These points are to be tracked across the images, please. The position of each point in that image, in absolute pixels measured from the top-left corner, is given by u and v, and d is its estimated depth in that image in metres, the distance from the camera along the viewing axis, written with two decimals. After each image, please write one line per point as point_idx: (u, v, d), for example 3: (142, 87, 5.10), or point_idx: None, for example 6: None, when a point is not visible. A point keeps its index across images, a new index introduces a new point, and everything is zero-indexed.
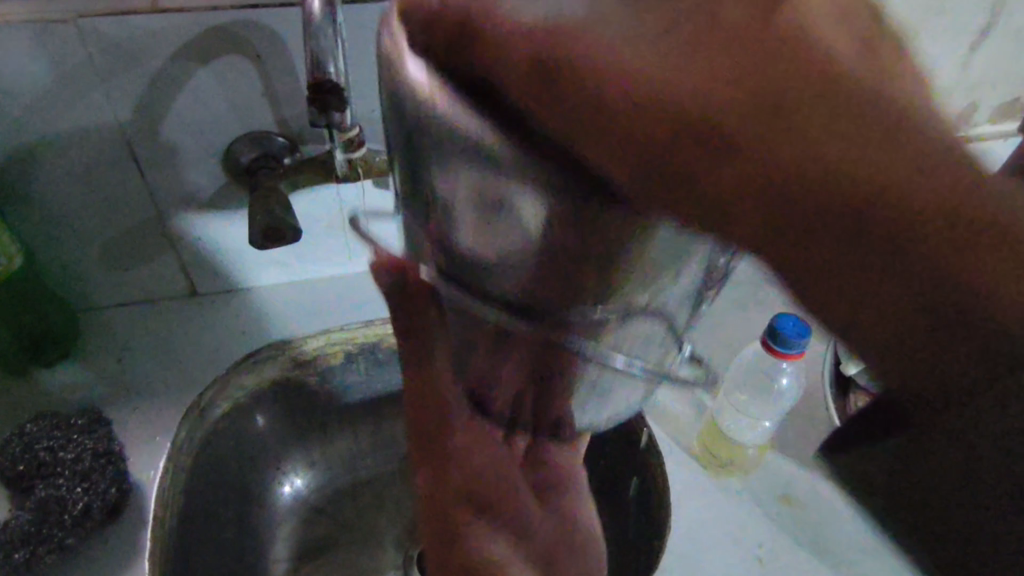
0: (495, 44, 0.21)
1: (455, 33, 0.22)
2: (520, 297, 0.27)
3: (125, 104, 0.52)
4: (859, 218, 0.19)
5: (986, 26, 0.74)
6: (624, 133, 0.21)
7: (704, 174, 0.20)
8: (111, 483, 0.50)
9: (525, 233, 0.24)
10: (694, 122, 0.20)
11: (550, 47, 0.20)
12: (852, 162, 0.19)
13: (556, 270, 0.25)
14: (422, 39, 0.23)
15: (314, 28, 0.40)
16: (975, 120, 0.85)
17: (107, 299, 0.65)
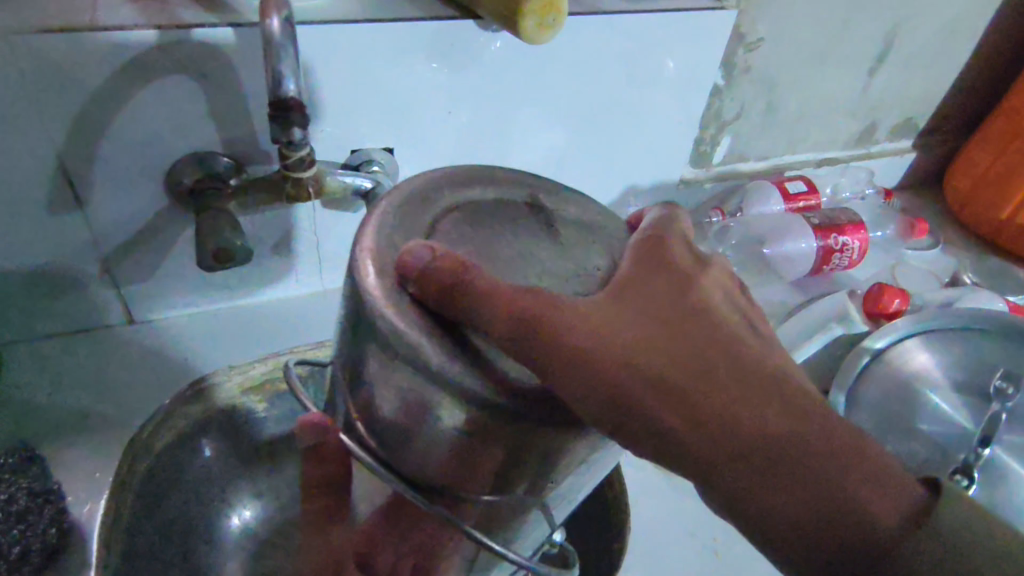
0: (491, 300, 0.31)
1: (448, 288, 0.31)
2: (429, 468, 0.34)
3: (59, 124, 0.50)
4: (742, 452, 0.32)
5: (878, 56, 0.84)
6: (598, 377, 0.32)
7: (647, 404, 0.32)
8: (49, 523, 0.48)
9: (439, 433, 0.32)
10: (637, 372, 0.32)
11: (531, 311, 0.31)
12: (730, 410, 0.33)
13: (456, 459, 0.33)
14: (418, 288, 0.31)
15: (276, 47, 0.41)
16: (875, 138, 0.95)
17: (33, 331, 0.61)
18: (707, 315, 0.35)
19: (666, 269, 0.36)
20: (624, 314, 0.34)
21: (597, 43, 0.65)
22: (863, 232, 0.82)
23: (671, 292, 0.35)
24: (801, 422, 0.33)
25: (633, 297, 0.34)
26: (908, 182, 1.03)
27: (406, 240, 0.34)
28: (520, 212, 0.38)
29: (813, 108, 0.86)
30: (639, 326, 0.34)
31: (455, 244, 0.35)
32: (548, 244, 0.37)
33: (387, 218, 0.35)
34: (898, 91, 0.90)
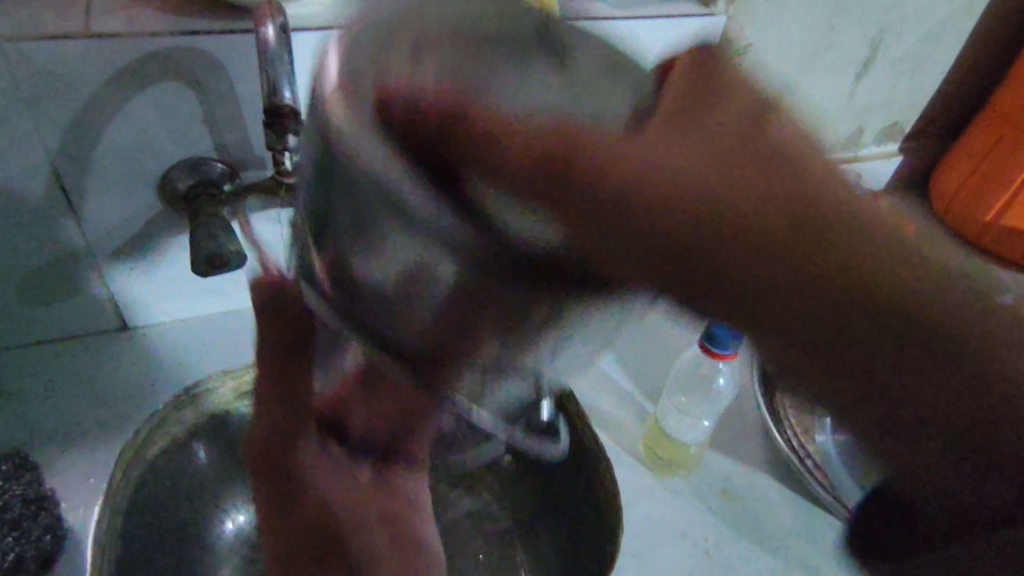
0: (483, 136, 0.24)
1: (440, 125, 0.24)
2: (419, 336, 0.30)
3: (53, 132, 0.50)
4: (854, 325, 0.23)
5: (864, 62, 0.85)
6: (642, 222, 0.22)
7: (728, 262, 0.22)
8: (44, 530, 0.48)
9: (430, 291, 0.28)
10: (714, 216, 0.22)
11: (550, 150, 0.23)
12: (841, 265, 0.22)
13: (454, 319, 0.28)
14: (403, 118, 0.25)
15: (270, 54, 0.41)
16: (862, 142, 0.96)
17: (26, 337, 0.61)
18: (795, 148, 0.25)
19: (720, 95, 0.27)
20: (670, 140, 0.24)
21: None
22: None
23: (738, 117, 0.25)
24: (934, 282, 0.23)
25: (678, 123, 0.24)
26: (893, 185, 1.05)
27: (377, 59, 0.27)
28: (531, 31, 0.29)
29: (801, 112, 0.87)
30: (698, 155, 0.23)
31: (446, 60, 0.26)
32: (565, 75, 0.27)
33: (356, 42, 0.28)
34: (884, 96, 0.91)
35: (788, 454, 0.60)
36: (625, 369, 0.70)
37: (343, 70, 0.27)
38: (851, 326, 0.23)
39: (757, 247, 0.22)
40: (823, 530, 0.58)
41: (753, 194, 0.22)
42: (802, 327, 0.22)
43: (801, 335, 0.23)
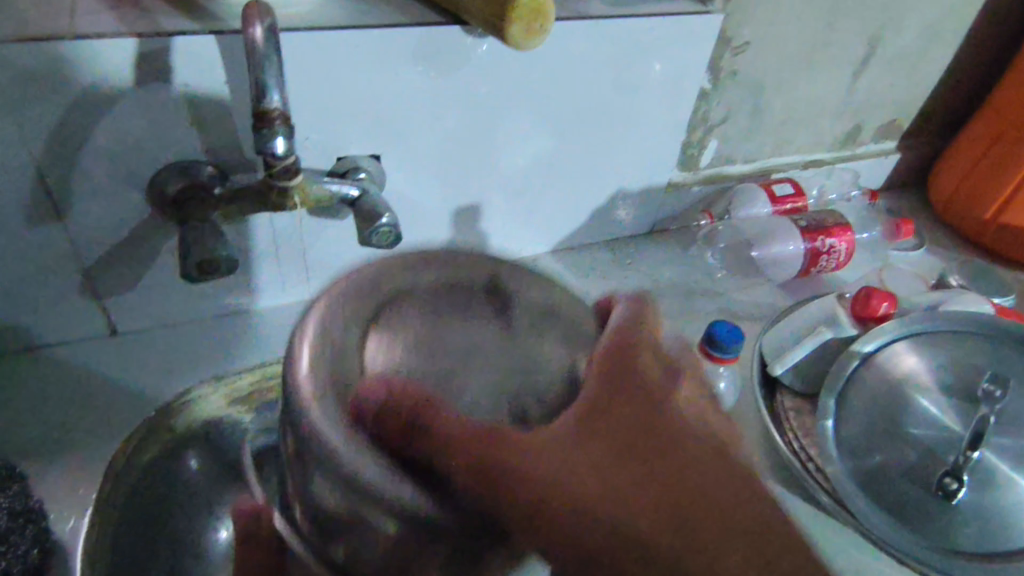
0: (445, 430, 0.32)
1: (399, 424, 0.33)
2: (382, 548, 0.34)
3: (38, 135, 0.49)
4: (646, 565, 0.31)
5: (863, 58, 0.84)
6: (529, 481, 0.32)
7: (555, 514, 0.31)
8: (31, 544, 0.47)
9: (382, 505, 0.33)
10: (576, 489, 0.32)
11: (477, 449, 0.32)
12: (626, 537, 0.31)
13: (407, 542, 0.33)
14: (377, 425, 0.34)
15: (260, 56, 0.40)
16: (860, 140, 0.95)
17: (11, 344, 0.60)
18: (689, 436, 0.35)
19: (636, 377, 0.36)
20: (580, 450, 0.33)
21: (581, 47, 0.65)
22: (849, 234, 0.83)
23: (639, 413, 0.35)
24: (710, 518, 0.32)
25: (604, 408, 0.34)
26: (892, 185, 1.04)
27: (348, 326, 0.36)
28: (463, 281, 0.39)
29: (800, 110, 0.86)
30: (588, 439, 0.33)
31: (396, 340, 0.36)
32: (500, 335, 0.37)
33: (334, 308, 0.36)
34: (882, 93, 0.90)
35: (788, 456, 0.59)
36: None
37: (322, 319, 0.36)
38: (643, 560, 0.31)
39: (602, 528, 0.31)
40: None
41: (602, 476, 0.32)
42: (620, 547, 0.31)
43: None
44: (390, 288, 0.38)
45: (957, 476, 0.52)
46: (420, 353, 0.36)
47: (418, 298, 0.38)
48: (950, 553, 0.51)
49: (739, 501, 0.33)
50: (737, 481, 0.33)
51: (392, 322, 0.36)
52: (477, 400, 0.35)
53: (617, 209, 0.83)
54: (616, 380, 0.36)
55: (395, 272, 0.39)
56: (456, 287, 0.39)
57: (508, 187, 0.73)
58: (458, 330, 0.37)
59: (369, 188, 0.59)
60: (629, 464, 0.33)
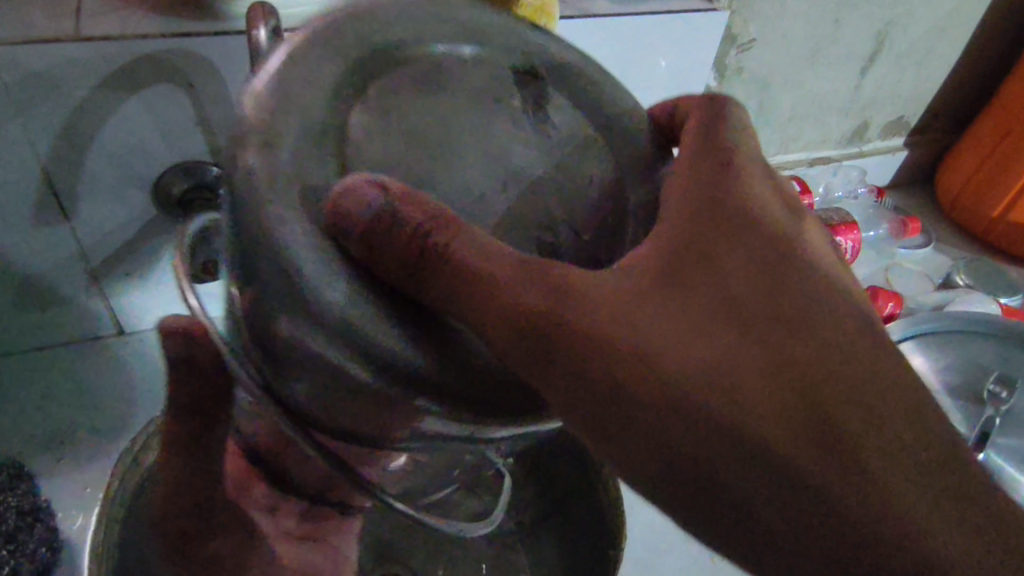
0: (456, 264, 0.28)
1: (406, 256, 0.28)
2: (351, 419, 0.32)
3: (44, 137, 0.49)
4: (739, 406, 0.28)
5: (870, 54, 0.83)
6: (574, 315, 0.29)
7: (628, 344, 0.28)
8: (39, 543, 0.47)
9: (350, 349, 0.29)
10: (647, 330, 0.29)
11: (540, 269, 0.29)
12: (712, 377, 0.28)
13: (378, 394, 0.30)
14: (359, 240, 0.28)
15: (263, 58, 0.40)
16: (867, 136, 0.95)
17: (18, 344, 0.60)
18: (786, 264, 0.31)
19: (715, 198, 0.33)
20: (671, 298, 0.29)
21: (588, 44, 0.65)
22: (856, 232, 0.82)
23: (723, 243, 0.31)
24: (806, 354, 0.29)
25: (702, 245, 0.31)
26: (898, 182, 1.04)
27: (329, 77, 0.31)
28: (492, 55, 0.36)
29: (806, 107, 0.85)
30: (665, 280, 0.30)
31: (393, 148, 0.32)
32: (540, 140, 0.36)
33: (317, 45, 0.31)
34: (890, 90, 0.90)
35: None
36: None
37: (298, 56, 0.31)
38: (722, 404, 0.28)
39: (679, 369, 0.28)
40: None
41: (705, 325, 0.29)
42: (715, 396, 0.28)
43: (740, 442, 0.27)
44: (390, 41, 0.33)
45: None
46: (415, 147, 0.32)
47: (425, 72, 0.34)
48: None
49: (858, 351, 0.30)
50: (839, 316, 0.30)
51: (384, 88, 0.33)
52: (474, 197, 0.33)
53: None
54: (698, 209, 0.32)
55: (404, 27, 0.34)
56: (471, 68, 0.35)
57: None
58: (461, 110, 0.34)
59: None
60: (712, 300, 0.29)
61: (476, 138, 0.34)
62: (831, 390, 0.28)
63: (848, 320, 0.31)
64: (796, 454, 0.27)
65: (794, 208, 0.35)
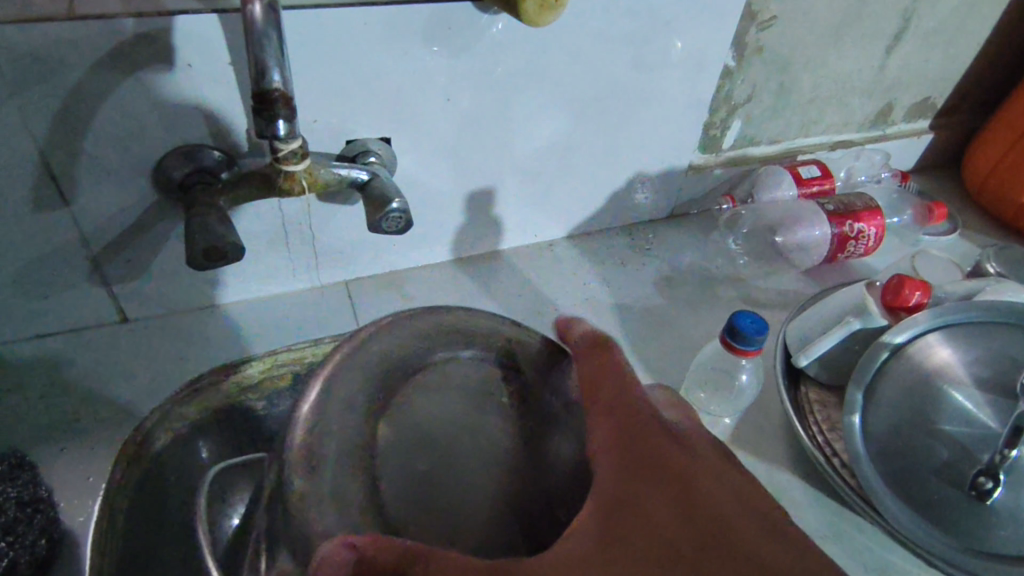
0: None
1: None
2: None
3: (39, 119, 0.48)
4: None
5: (896, 33, 0.80)
6: None
7: None
8: (38, 535, 0.47)
9: None
10: None
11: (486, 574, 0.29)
12: None
13: None
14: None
15: (257, 34, 0.38)
16: (891, 119, 0.91)
17: (21, 331, 0.60)
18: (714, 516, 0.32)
19: (642, 457, 0.34)
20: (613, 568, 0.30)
21: (600, 24, 0.62)
22: (879, 218, 0.79)
23: (655, 508, 0.32)
24: None
25: (626, 502, 0.33)
26: (923, 166, 1.00)
27: (356, 393, 0.36)
28: (475, 353, 0.41)
29: (828, 89, 0.82)
30: (608, 558, 0.30)
31: (401, 441, 0.36)
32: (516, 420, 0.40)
33: (351, 368, 0.37)
34: (916, 70, 0.86)
35: (810, 450, 0.58)
36: (620, 296, 0.76)
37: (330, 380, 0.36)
38: None
39: None
40: (852, 536, 0.55)
41: None
42: None
43: None
44: (407, 356, 0.39)
45: (993, 475, 0.50)
46: (417, 452, 0.36)
47: (430, 382, 0.39)
48: (982, 554, 0.50)
49: (794, 551, 0.32)
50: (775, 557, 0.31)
51: (404, 401, 0.38)
52: (471, 492, 0.36)
53: (638, 191, 0.81)
54: (623, 472, 0.34)
55: (412, 345, 0.40)
56: (468, 368, 0.41)
57: (522, 170, 0.71)
58: (460, 414, 0.39)
59: (379, 173, 0.58)
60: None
61: (491, 330, 0.42)
62: None
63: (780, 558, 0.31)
64: None
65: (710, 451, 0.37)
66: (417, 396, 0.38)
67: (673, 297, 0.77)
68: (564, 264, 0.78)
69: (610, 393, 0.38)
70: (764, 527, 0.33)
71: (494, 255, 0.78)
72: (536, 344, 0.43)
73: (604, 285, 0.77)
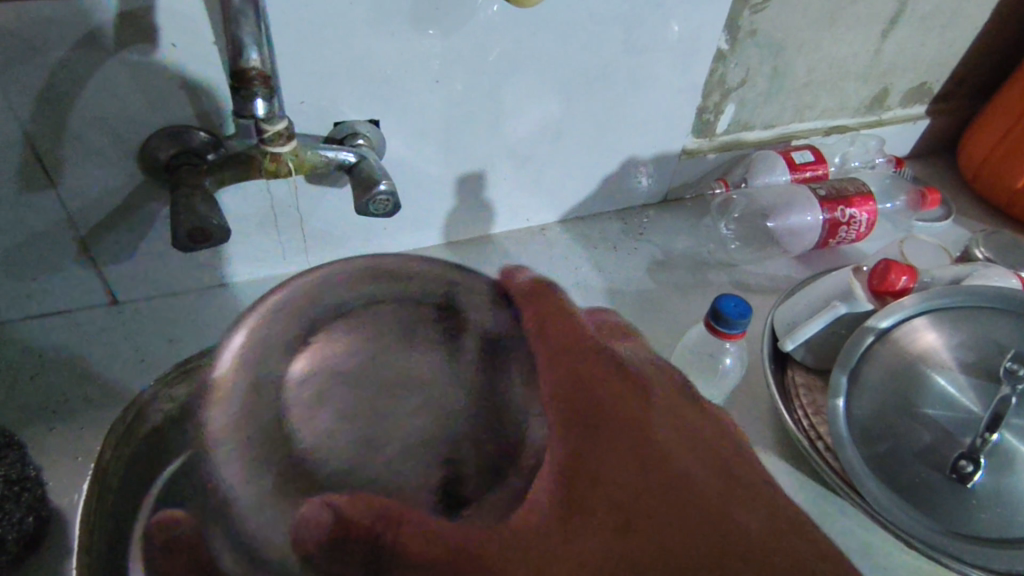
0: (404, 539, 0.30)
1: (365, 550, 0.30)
2: None
3: (25, 100, 0.48)
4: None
5: (892, 17, 0.79)
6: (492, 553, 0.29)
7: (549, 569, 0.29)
8: (27, 512, 0.47)
9: None
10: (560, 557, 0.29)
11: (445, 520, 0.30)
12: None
13: None
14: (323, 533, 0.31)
15: (236, 12, 0.38)
16: (886, 104, 0.91)
17: (15, 311, 0.60)
18: (658, 442, 0.34)
19: (588, 392, 0.36)
20: (565, 503, 0.31)
21: (593, 5, 0.62)
22: (871, 204, 0.79)
23: (605, 438, 0.34)
24: (699, 526, 0.31)
25: (575, 443, 0.33)
26: (918, 152, 1.00)
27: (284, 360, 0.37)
28: (413, 295, 0.40)
29: (822, 74, 0.82)
30: (562, 493, 0.32)
31: (323, 391, 0.36)
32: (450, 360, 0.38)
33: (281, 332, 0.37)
34: (912, 54, 0.85)
35: (796, 434, 0.59)
36: (610, 280, 0.76)
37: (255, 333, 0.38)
38: None
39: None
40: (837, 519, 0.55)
41: (599, 515, 0.31)
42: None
43: None
44: (331, 304, 0.38)
45: (974, 459, 0.50)
46: (345, 402, 0.36)
47: (360, 328, 0.38)
48: (967, 537, 0.51)
49: (730, 471, 0.34)
50: (714, 476, 0.33)
51: (326, 350, 0.37)
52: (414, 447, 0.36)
53: (629, 176, 0.80)
54: (571, 405, 0.35)
55: (341, 293, 0.39)
56: (401, 312, 0.39)
57: (513, 153, 0.71)
58: (396, 358, 0.38)
59: (367, 155, 0.58)
60: (607, 501, 0.31)
61: (434, 276, 0.41)
62: (732, 516, 0.32)
63: (720, 476, 0.33)
64: None
65: (654, 382, 0.38)
66: (342, 345, 0.37)
67: (664, 282, 0.77)
68: (556, 248, 0.78)
69: (558, 334, 0.39)
70: (710, 467, 0.34)
71: (485, 240, 0.78)
72: (481, 287, 0.42)
73: (595, 270, 0.77)
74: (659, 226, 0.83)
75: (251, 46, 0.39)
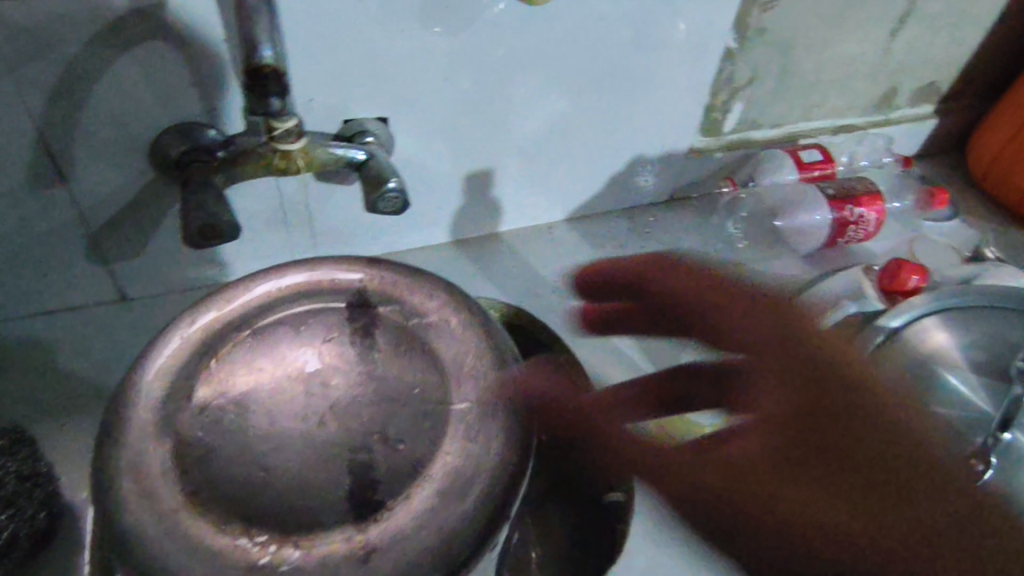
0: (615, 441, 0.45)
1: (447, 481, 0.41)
2: None
3: (36, 97, 0.48)
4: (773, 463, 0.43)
5: (901, 16, 0.79)
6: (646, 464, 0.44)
7: (718, 472, 0.43)
8: (38, 508, 0.47)
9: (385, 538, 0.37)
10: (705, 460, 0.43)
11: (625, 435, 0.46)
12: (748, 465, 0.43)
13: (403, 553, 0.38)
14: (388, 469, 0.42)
15: (250, 9, 0.38)
16: (894, 103, 0.90)
17: (26, 307, 0.60)
18: (768, 332, 0.46)
19: (731, 312, 0.48)
20: (776, 428, 0.44)
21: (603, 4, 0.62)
22: (880, 203, 0.79)
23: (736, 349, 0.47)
24: (815, 390, 0.44)
25: (760, 366, 0.46)
26: (927, 151, 0.99)
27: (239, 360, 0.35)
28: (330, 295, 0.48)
29: (831, 73, 0.82)
30: (752, 391, 0.46)
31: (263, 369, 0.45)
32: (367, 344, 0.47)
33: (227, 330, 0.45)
34: (921, 53, 0.85)
35: None
36: None
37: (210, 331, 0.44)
38: (791, 468, 0.42)
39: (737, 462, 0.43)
40: None
41: (772, 405, 0.45)
42: (768, 478, 0.42)
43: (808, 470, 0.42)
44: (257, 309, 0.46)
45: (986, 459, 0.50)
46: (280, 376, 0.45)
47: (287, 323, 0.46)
48: None
49: (831, 354, 0.45)
50: (806, 342, 0.45)
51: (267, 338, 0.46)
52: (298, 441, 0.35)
53: (636, 175, 0.80)
54: (743, 321, 0.47)
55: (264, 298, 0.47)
56: (321, 310, 0.47)
57: (522, 151, 0.71)
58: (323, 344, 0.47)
59: (377, 153, 0.58)
60: (789, 385, 0.45)
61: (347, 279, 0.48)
62: (836, 393, 0.44)
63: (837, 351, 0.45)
64: (804, 468, 0.43)
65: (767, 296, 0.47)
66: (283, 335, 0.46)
67: None
68: (564, 247, 0.78)
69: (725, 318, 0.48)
70: (796, 348, 0.45)
71: (493, 238, 0.78)
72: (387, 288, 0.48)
73: None
74: (668, 225, 0.83)
75: (265, 42, 0.39)
